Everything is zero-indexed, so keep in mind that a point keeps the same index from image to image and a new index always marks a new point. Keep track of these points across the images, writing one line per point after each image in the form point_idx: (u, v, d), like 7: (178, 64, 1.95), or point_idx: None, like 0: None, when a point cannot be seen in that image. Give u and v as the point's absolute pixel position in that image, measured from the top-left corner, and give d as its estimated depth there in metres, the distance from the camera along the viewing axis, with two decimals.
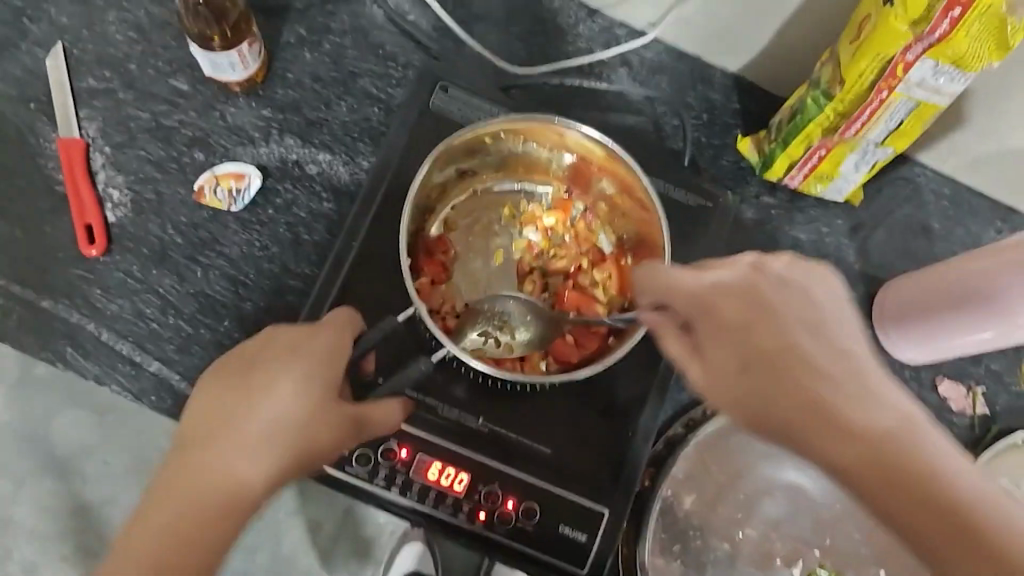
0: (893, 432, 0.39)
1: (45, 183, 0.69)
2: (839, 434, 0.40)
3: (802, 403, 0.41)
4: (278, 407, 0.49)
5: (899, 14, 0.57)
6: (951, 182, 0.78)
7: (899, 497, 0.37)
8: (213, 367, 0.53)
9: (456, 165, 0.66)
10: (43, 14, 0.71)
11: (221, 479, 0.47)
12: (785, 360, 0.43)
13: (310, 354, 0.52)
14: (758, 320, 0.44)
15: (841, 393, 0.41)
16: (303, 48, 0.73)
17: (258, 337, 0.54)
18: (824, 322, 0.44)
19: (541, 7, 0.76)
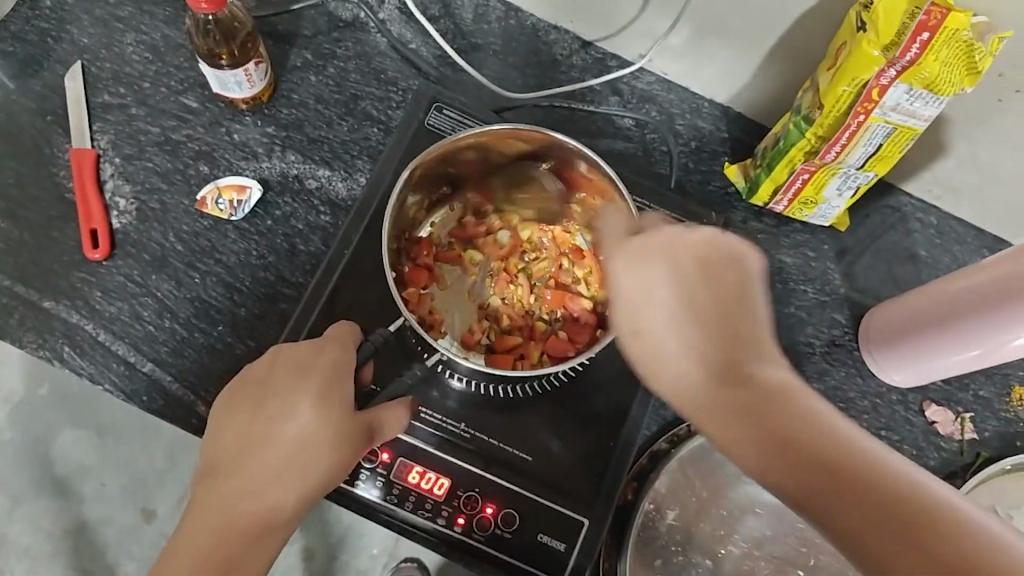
0: (793, 408, 0.39)
1: (56, 189, 0.72)
2: (744, 414, 0.39)
3: (711, 380, 0.41)
4: (298, 429, 0.49)
5: (871, 39, 0.58)
6: (937, 212, 0.80)
7: (800, 475, 0.36)
8: (228, 390, 0.53)
9: (429, 184, 0.68)
10: (66, 35, 0.76)
11: (251, 508, 0.47)
12: (693, 335, 0.42)
13: (320, 367, 0.52)
14: (666, 294, 0.44)
15: (746, 367, 0.41)
16: (309, 71, 0.76)
17: (264, 358, 0.53)
18: (728, 286, 0.44)
19: (537, 38, 0.79)
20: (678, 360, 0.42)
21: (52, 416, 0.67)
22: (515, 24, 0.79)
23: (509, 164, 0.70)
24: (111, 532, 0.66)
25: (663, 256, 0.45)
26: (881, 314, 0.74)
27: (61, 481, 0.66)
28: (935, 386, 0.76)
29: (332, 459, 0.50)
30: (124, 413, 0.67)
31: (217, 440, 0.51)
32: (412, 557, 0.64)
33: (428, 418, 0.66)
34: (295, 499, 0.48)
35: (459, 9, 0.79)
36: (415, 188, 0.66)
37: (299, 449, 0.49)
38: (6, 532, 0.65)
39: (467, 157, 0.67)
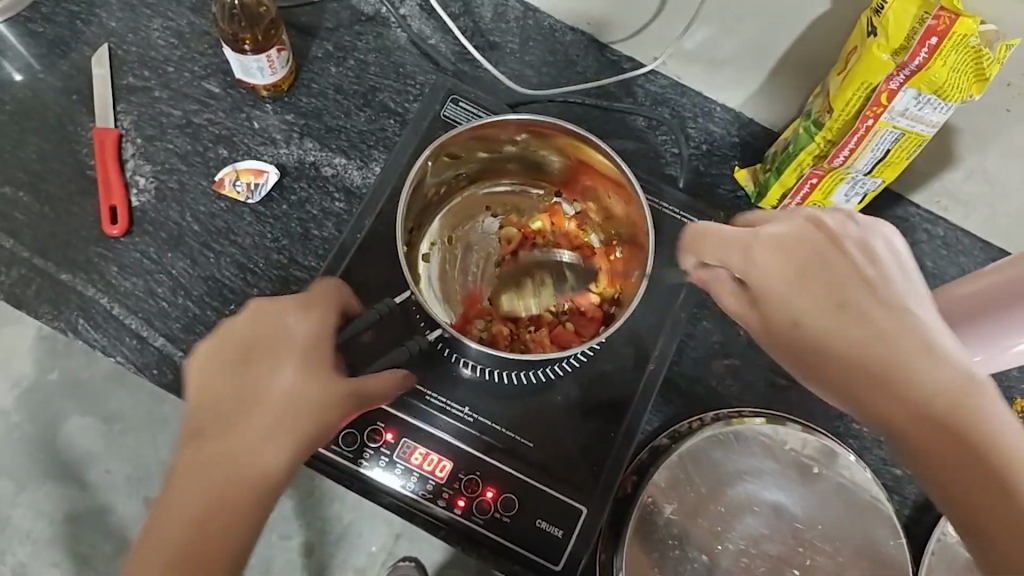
0: (941, 382, 0.36)
1: (78, 165, 0.74)
2: (881, 370, 0.38)
3: (857, 338, 0.39)
4: (292, 387, 0.50)
5: (881, 44, 0.59)
6: (945, 223, 0.81)
7: (938, 446, 0.35)
8: (207, 345, 0.52)
9: (453, 168, 0.70)
10: (95, 18, 0.78)
11: (247, 463, 0.47)
12: (840, 300, 0.41)
13: (314, 329, 0.53)
14: (814, 267, 0.43)
15: (894, 327, 0.39)
16: (329, 62, 0.78)
17: (246, 312, 0.53)
18: (885, 260, 0.42)
19: (554, 39, 0.81)
20: (820, 326, 0.41)
21: (62, 401, 0.69)
22: (532, 25, 0.81)
23: (532, 158, 0.72)
24: (115, 519, 0.67)
25: (800, 240, 0.45)
26: None
27: (70, 464, 0.68)
28: None
29: (325, 417, 0.50)
30: (131, 402, 0.69)
31: (201, 400, 0.50)
32: (411, 557, 0.65)
33: (432, 400, 0.68)
34: (283, 457, 0.48)
35: (479, 8, 0.81)
36: (436, 170, 0.69)
37: (291, 407, 0.49)
38: (10, 515, 0.67)
39: (487, 145, 0.69)
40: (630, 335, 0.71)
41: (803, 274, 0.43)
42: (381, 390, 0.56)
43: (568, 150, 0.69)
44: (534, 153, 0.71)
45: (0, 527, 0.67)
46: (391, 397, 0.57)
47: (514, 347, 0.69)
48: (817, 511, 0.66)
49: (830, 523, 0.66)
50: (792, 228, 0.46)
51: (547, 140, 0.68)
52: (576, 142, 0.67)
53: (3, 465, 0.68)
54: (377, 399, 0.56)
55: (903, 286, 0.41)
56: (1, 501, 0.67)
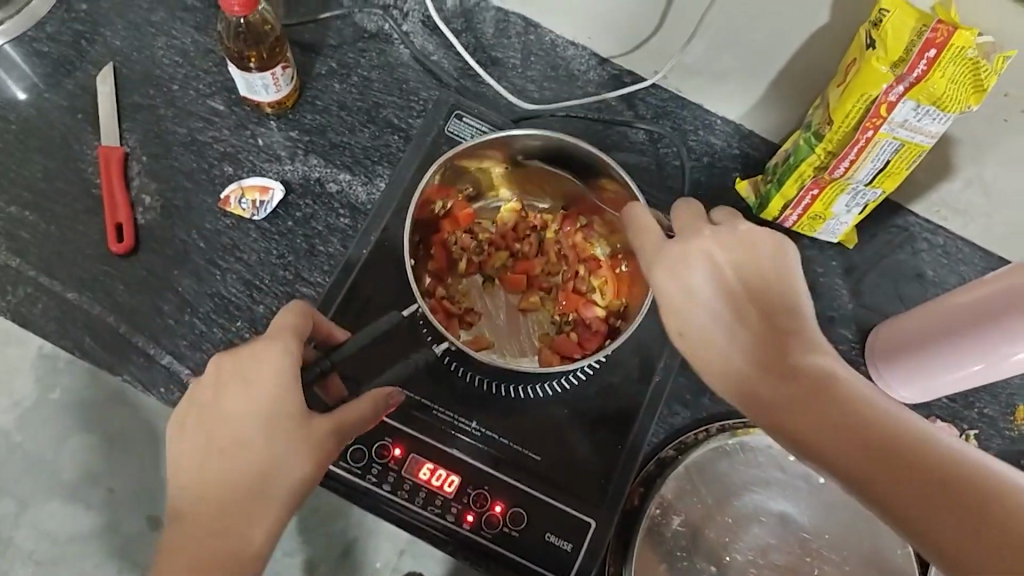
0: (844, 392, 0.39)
1: (84, 184, 0.74)
2: (803, 388, 0.40)
3: (776, 365, 0.42)
4: (263, 451, 0.49)
5: (880, 56, 0.60)
6: (945, 232, 0.81)
7: (852, 448, 0.37)
8: (181, 412, 0.53)
9: (465, 178, 0.71)
10: (99, 37, 0.79)
11: (225, 536, 0.48)
12: (759, 332, 0.44)
13: (267, 379, 0.50)
14: (734, 303, 0.45)
15: (807, 352, 0.42)
16: (333, 79, 0.78)
17: (209, 371, 0.52)
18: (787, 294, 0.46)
19: (556, 55, 0.82)
20: (744, 355, 0.43)
21: (66, 420, 0.70)
22: (534, 40, 0.82)
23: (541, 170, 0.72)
24: (116, 539, 0.68)
25: (709, 276, 0.47)
26: (889, 327, 0.75)
27: (69, 484, 0.68)
28: (941, 402, 0.76)
29: (303, 472, 0.49)
30: (132, 421, 0.70)
31: (178, 473, 0.51)
32: (416, 573, 0.66)
33: (438, 413, 0.68)
34: (265, 522, 0.49)
35: (481, 24, 0.82)
36: (448, 179, 0.69)
37: (260, 475, 0.49)
38: (13, 536, 0.68)
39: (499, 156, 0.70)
40: (636, 347, 0.71)
41: (720, 310, 0.45)
42: (363, 412, 0.53)
43: (577, 163, 0.69)
44: (542, 166, 0.72)
45: (2, 547, 0.68)
46: (376, 415, 0.54)
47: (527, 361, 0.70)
48: (823, 521, 0.66)
49: (837, 532, 0.66)
50: (697, 260, 0.47)
51: (558, 152, 0.69)
52: (586, 156, 0.68)
53: (3, 486, 0.69)
54: (363, 424, 0.54)
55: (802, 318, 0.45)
56: (4, 521, 0.68)
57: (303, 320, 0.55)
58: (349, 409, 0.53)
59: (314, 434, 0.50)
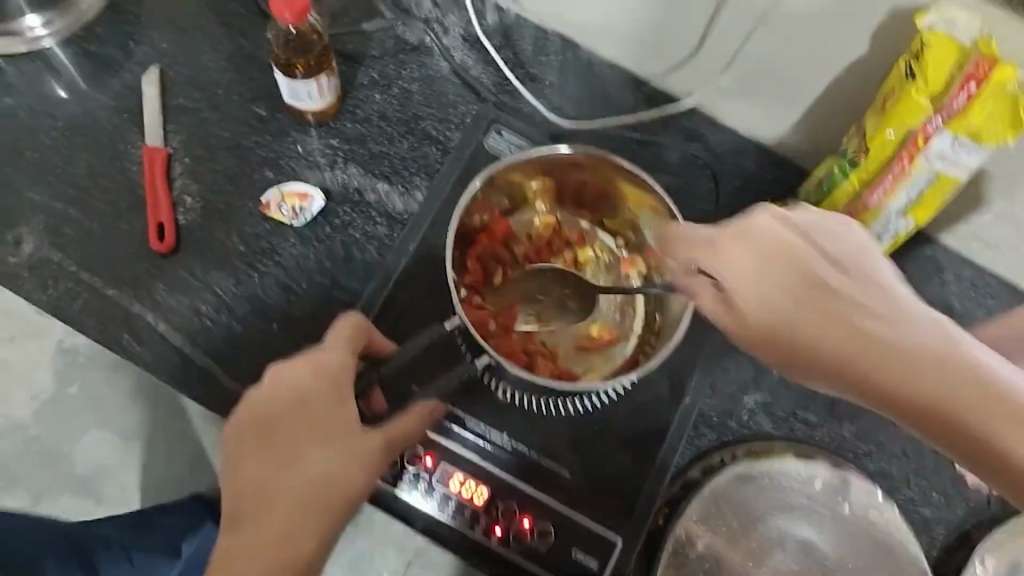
0: (883, 339, 0.41)
1: (127, 183, 0.75)
2: (841, 340, 0.42)
3: (808, 320, 0.43)
4: (325, 464, 0.55)
5: (919, 88, 0.61)
6: (972, 265, 0.82)
7: (894, 385, 0.40)
8: (236, 421, 0.57)
9: (511, 190, 0.72)
10: (146, 39, 0.80)
11: (282, 547, 0.52)
12: (786, 291, 0.45)
13: (328, 379, 0.57)
14: (761, 271, 0.46)
15: (846, 297, 0.43)
16: (374, 90, 0.80)
17: (265, 384, 0.57)
18: (813, 233, 0.46)
19: (593, 74, 0.83)
20: (778, 316, 0.45)
21: None
22: (572, 58, 0.83)
23: (585, 190, 0.74)
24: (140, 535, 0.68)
25: (734, 248, 0.48)
26: None
27: None
28: None
29: (359, 482, 0.55)
30: None
31: (235, 481, 0.55)
32: None
33: (470, 426, 0.69)
34: (320, 534, 0.54)
35: (520, 42, 0.82)
36: (495, 189, 0.71)
37: (320, 487, 0.54)
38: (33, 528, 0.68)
39: (546, 171, 0.71)
40: (666, 366, 0.72)
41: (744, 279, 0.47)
42: (415, 425, 0.60)
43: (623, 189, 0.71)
44: (588, 187, 0.73)
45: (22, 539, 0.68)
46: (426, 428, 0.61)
47: (562, 377, 0.70)
48: (846, 547, 0.66)
49: (862, 562, 0.66)
50: (725, 239, 0.49)
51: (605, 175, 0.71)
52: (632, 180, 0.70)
53: None
54: (409, 438, 0.60)
55: (838, 258, 0.45)
56: None
57: (361, 332, 0.61)
58: (399, 424, 0.59)
59: (367, 441, 0.56)
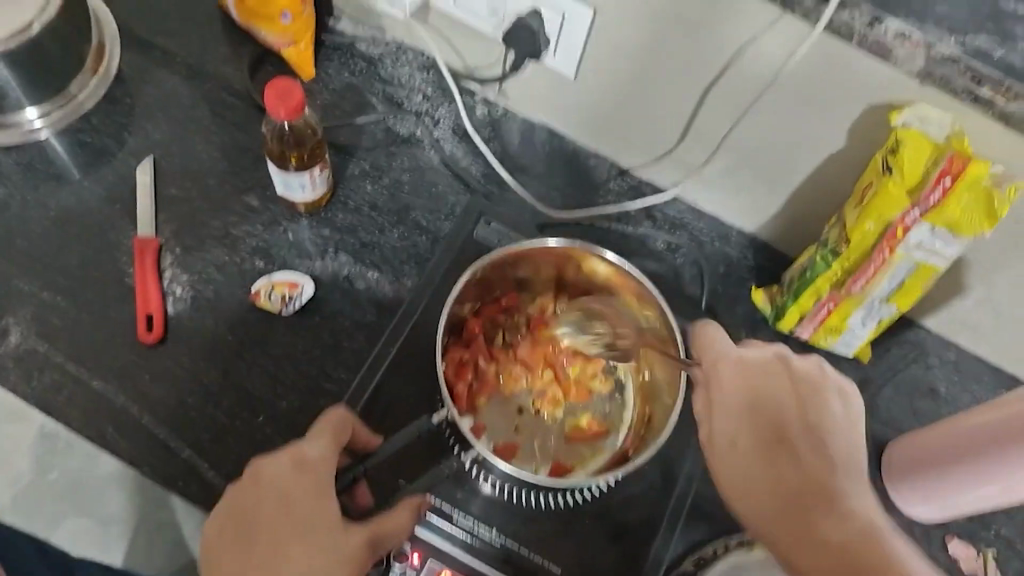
0: (835, 516, 0.50)
1: (117, 274, 0.76)
2: (794, 493, 0.51)
3: (780, 476, 0.52)
4: (306, 560, 0.53)
5: (897, 181, 0.63)
6: (955, 347, 0.83)
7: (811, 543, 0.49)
8: (217, 517, 0.55)
9: (500, 280, 0.73)
10: (140, 131, 0.81)
11: None
12: (772, 432, 0.54)
13: (309, 468, 0.56)
14: (754, 407, 0.55)
15: (820, 469, 0.52)
16: (365, 180, 0.81)
17: (246, 478, 0.56)
18: (810, 399, 0.55)
19: (578, 164, 0.85)
20: (756, 463, 0.53)
21: None
22: (557, 150, 0.85)
23: (573, 278, 0.74)
24: None
25: (770, 384, 0.56)
26: (901, 450, 0.75)
27: None
28: (958, 521, 0.77)
29: None
30: None
31: None
32: None
33: (459, 520, 0.67)
34: None
35: (508, 132, 0.85)
36: (486, 278, 0.71)
37: None
38: None
39: (538, 261, 0.72)
40: (658, 458, 0.72)
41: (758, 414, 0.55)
42: (399, 518, 0.57)
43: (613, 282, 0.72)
44: (576, 276, 0.74)
45: None
46: (412, 521, 0.58)
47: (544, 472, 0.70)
48: None
49: None
50: (733, 374, 0.57)
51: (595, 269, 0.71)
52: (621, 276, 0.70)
53: None
54: (394, 539, 0.57)
55: (826, 429, 0.54)
56: None
57: (347, 425, 0.60)
58: (382, 522, 0.56)
59: (349, 538, 0.54)
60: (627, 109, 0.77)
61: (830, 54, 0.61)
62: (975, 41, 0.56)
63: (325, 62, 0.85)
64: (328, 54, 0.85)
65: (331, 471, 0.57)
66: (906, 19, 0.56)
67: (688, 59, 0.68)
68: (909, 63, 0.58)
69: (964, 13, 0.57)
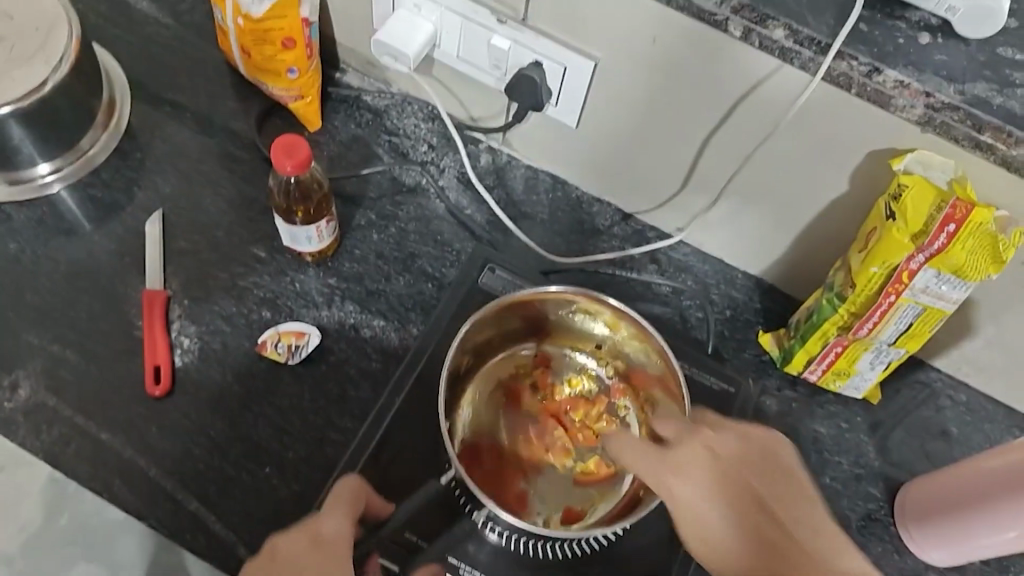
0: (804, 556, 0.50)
1: (126, 326, 0.76)
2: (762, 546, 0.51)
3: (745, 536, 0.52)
4: None
5: (900, 227, 0.62)
6: (966, 388, 0.82)
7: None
8: None
9: (503, 324, 0.73)
10: (149, 184, 0.82)
11: None
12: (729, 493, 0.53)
13: (325, 545, 0.56)
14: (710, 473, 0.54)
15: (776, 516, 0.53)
16: (372, 229, 0.82)
17: (262, 554, 0.56)
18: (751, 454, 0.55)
19: (582, 210, 0.85)
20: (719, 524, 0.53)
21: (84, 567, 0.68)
22: (561, 196, 0.85)
23: (577, 324, 0.75)
24: None
25: (710, 443, 0.55)
26: (914, 491, 0.75)
27: None
28: (975, 565, 0.76)
29: None
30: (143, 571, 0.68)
31: None
32: None
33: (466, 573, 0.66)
34: None
35: (512, 180, 0.85)
36: (491, 321, 0.71)
37: None
38: None
39: (542, 304, 0.72)
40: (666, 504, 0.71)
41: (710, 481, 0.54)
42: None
43: (617, 325, 0.72)
44: (580, 321, 0.74)
45: None
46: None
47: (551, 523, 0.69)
48: None
49: None
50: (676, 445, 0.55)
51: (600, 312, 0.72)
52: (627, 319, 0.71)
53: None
54: None
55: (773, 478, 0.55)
56: None
57: (359, 495, 0.61)
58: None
59: None
60: (627, 156, 0.78)
61: (828, 104, 0.62)
62: (973, 89, 0.57)
63: (332, 114, 0.86)
64: (335, 106, 0.86)
65: (346, 546, 0.57)
66: (904, 69, 0.58)
67: (687, 108, 0.69)
68: (908, 111, 0.58)
69: (961, 63, 0.58)
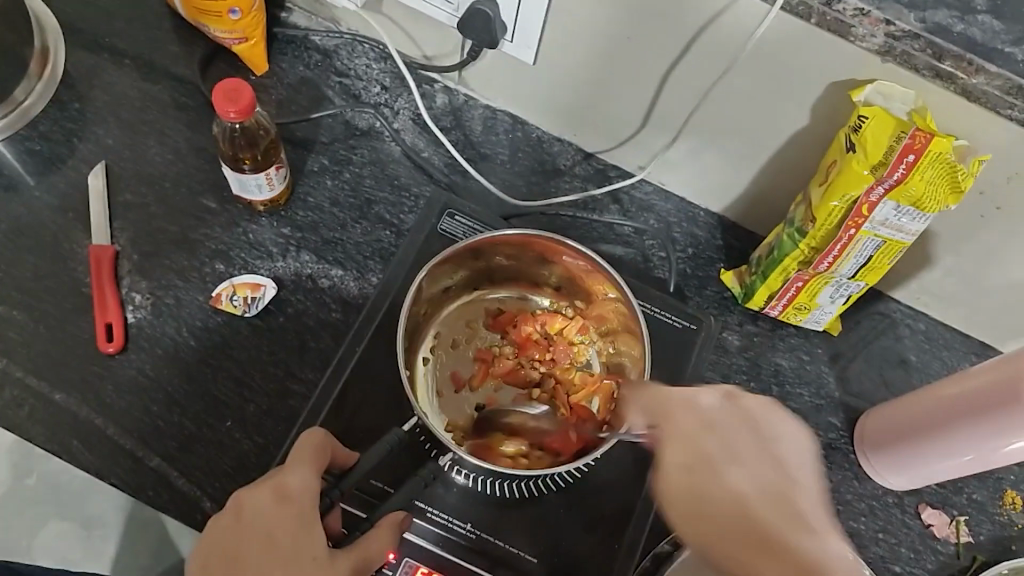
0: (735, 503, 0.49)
1: (74, 284, 0.74)
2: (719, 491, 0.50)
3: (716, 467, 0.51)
4: None
5: (860, 159, 0.62)
6: (925, 317, 0.83)
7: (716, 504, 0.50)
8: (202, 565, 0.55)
9: (455, 275, 0.72)
10: (90, 135, 0.79)
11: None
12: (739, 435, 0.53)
13: (292, 502, 0.56)
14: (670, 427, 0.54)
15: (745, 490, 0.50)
16: (325, 175, 0.80)
17: (230, 507, 0.56)
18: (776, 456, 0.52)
19: (542, 150, 0.83)
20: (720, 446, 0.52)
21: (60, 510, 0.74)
22: (521, 136, 0.83)
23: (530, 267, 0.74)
24: None
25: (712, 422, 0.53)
26: (871, 424, 0.76)
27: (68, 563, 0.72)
28: (930, 488, 0.78)
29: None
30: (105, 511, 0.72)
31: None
32: None
33: (434, 516, 0.67)
34: None
35: (470, 121, 0.83)
36: (445, 274, 0.71)
37: None
38: None
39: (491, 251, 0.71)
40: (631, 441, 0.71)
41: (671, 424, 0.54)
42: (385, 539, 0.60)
43: (568, 264, 0.71)
44: (532, 265, 0.74)
45: None
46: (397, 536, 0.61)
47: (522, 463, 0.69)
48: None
49: None
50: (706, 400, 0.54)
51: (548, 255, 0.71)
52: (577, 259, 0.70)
53: None
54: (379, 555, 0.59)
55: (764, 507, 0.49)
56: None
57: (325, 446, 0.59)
58: (366, 546, 0.58)
59: (338, 567, 0.55)
60: (585, 92, 0.76)
61: (787, 37, 0.61)
62: (935, 16, 0.56)
63: (279, 56, 0.83)
64: (282, 48, 0.83)
65: (314, 499, 0.56)
66: None
67: (642, 41, 0.67)
68: (868, 40, 0.57)
69: None
